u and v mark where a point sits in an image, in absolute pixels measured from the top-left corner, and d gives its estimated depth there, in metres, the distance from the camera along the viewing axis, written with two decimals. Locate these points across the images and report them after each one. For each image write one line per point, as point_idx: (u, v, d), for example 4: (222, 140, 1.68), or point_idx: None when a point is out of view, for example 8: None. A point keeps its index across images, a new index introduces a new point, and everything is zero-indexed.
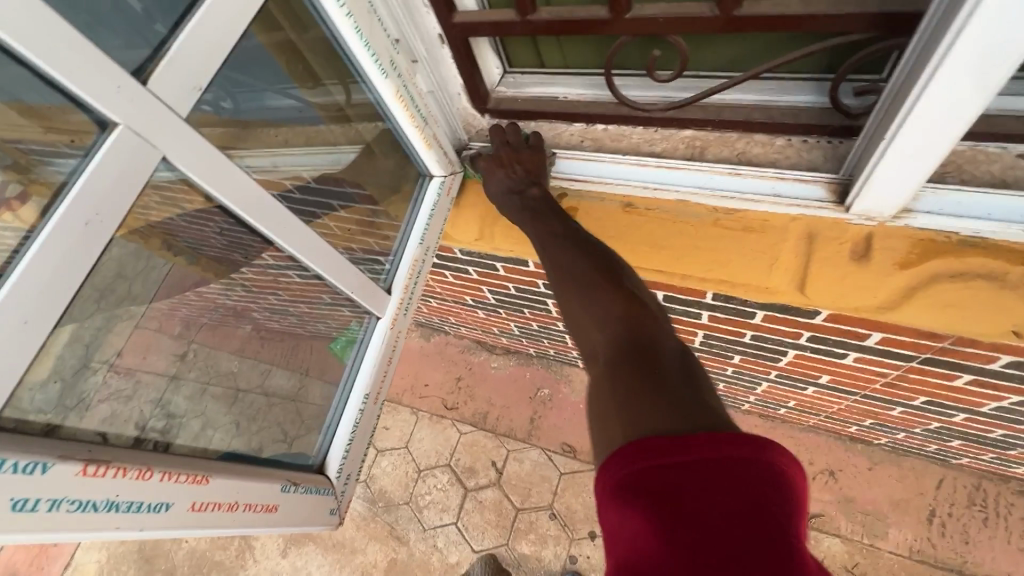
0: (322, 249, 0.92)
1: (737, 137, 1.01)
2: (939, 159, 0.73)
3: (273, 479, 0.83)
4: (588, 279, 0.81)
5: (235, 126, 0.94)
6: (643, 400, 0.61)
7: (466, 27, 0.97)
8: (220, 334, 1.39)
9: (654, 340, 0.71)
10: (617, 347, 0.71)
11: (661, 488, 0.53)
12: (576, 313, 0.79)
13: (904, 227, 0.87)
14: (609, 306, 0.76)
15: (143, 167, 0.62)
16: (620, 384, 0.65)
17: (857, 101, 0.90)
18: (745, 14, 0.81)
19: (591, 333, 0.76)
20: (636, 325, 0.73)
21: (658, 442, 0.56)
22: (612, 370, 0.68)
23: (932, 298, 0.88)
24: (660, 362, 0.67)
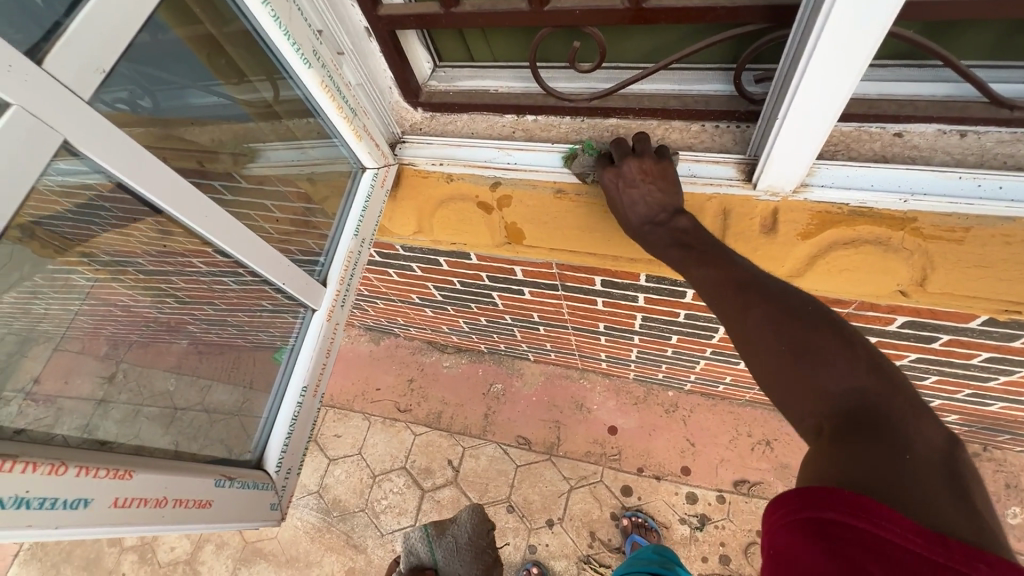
0: (248, 239, 0.90)
1: (657, 124, 1.08)
2: (828, 131, 0.81)
3: (204, 474, 0.80)
4: (810, 337, 0.64)
5: (156, 126, 0.89)
6: (918, 490, 0.50)
7: (392, 19, 0.98)
8: (153, 352, 1.29)
9: (888, 423, 0.56)
10: (840, 424, 0.58)
11: (868, 551, 0.46)
12: (789, 382, 0.63)
13: (803, 201, 0.96)
14: (846, 376, 0.61)
15: (43, 149, 0.58)
16: (844, 459, 0.53)
17: (760, 89, 0.98)
18: (653, 6, 0.87)
19: (802, 402, 0.62)
20: (894, 403, 0.58)
21: (873, 504, 0.48)
22: (837, 446, 0.55)
23: (831, 264, 0.98)
24: (923, 449, 0.54)
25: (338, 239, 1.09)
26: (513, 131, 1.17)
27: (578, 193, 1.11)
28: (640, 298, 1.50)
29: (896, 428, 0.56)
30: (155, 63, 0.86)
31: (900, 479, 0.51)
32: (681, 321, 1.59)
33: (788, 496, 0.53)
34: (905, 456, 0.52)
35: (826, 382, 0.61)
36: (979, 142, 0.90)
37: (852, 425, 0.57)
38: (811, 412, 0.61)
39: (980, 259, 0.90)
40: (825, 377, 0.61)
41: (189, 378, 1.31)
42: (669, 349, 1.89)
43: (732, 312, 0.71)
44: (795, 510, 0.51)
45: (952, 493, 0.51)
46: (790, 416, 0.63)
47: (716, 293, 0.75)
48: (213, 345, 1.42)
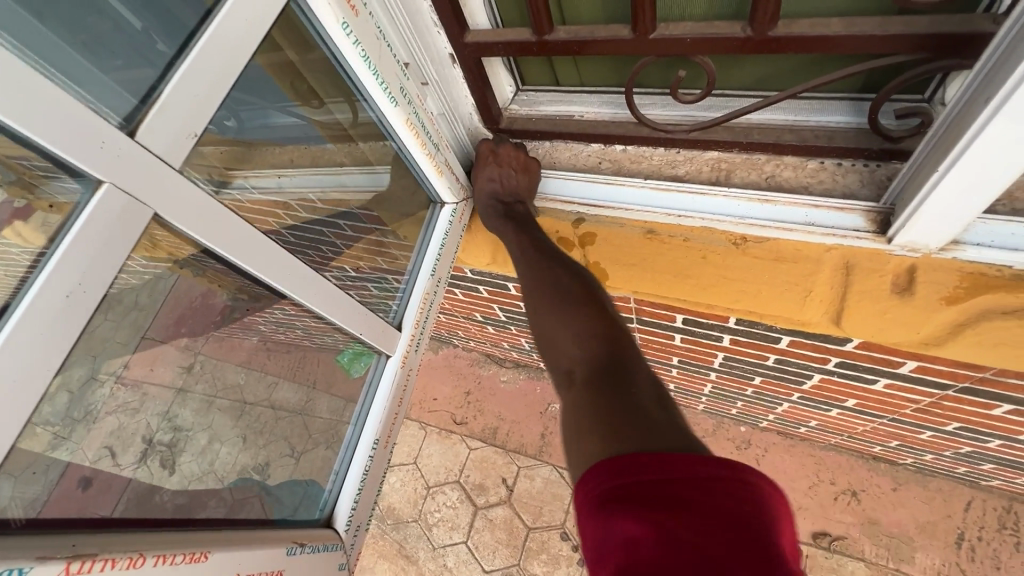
0: (326, 291, 0.87)
1: (765, 160, 0.95)
2: (1001, 187, 0.69)
3: (277, 543, 0.78)
4: (572, 302, 0.81)
5: (239, 146, 0.87)
6: (636, 407, 0.62)
7: (479, 46, 0.92)
8: (228, 345, 1.20)
9: (621, 362, 0.70)
10: (600, 367, 0.70)
11: (641, 503, 0.51)
12: (554, 328, 0.79)
13: (951, 259, 0.82)
14: (582, 339, 0.75)
15: (132, 228, 0.57)
16: (606, 401, 0.64)
17: (899, 124, 0.84)
18: (781, 34, 0.75)
19: (566, 352, 0.75)
20: (631, 362, 0.71)
21: (644, 457, 0.54)
22: (593, 388, 0.67)
23: (982, 336, 0.81)
24: (644, 379, 0.68)
25: (413, 282, 1.07)
26: (599, 162, 1.07)
27: (671, 234, 1.02)
28: (725, 338, 1.37)
29: (629, 369, 0.69)
30: (249, 88, 0.81)
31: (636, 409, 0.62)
32: (769, 364, 1.45)
33: (584, 478, 0.56)
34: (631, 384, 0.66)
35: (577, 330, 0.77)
36: None
37: (596, 368, 0.70)
38: (573, 356, 0.74)
39: None
40: (568, 338, 0.76)
41: (258, 374, 1.26)
42: (750, 389, 1.74)
43: (547, 283, 0.87)
44: (590, 495, 0.54)
45: (661, 416, 0.61)
46: (552, 364, 0.76)
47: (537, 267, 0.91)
48: (282, 343, 1.26)
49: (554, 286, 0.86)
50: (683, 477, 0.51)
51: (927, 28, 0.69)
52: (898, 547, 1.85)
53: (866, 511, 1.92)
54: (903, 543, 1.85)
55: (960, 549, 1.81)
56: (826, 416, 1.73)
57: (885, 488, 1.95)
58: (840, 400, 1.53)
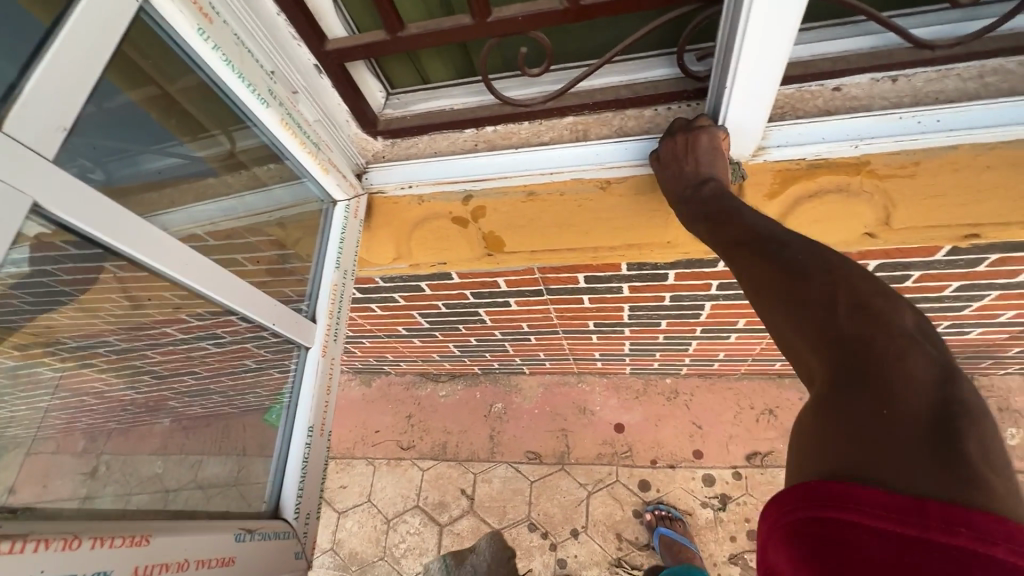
0: (233, 284, 0.90)
1: (612, 115, 1.11)
2: (771, 98, 0.88)
3: (224, 530, 0.78)
4: (784, 288, 0.65)
5: (114, 197, 0.75)
6: (902, 451, 0.47)
7: (340, 52, 1.01)
8: (134, 437, 1.04)
9: (895, 359, 0.53)
10: (833, 387, 0.54)
11: (831, 543, 0.46)
12: (773, 311, 0.65)
13: (763, 162, 1.01)
14: (846, 302, 0.59)
15: (13, 214, 0.55)
16: (851, 432, 0.50)
17: (703, 67, 1.04)
18: (591, 2, 0.90)
19: (801, 353, 0.60)
20: (883, 354, 0.53)
21: (830, 484, 0.49)
22: (840, 397, 0.52)
23: (801, 219, 1.03)
24: (927, 414, 0.48)
25: (321, 277, 1.11)
26: (475, 145, 1.18)
27: (549, 193, 1.15)
28: (624, 287, 1.53)
29: (892, 371, 0.52)
30: (126, 127, 0.81)
31: (877, 441, 0.48)
32: (668, 304, 1.62)
33: (769, 504, 0.54)
34: (900, 402, 0.49)
35: (879, 317, 0.57)
36: (910, 84, 0.97)
37: (836, 381, 0.54)
38: (814, 353, 0.58)
39: (934, 189, 0.96)
40: (816, 319, 0.60)
41: (176, 457, 1.05)
42: (661, 335, 1.91)
43: (742, 267, 0.74)
44: (774, 521, 0.52)
45: (956, 434, 0.47)
46: (794, 369, 0.61)
47: (737, 255, 0.77)
48: (198, 418, 1.16)
49: (762, 270, 0.70)
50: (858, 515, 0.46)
51: None
52: None
53: None
54: None
55: None
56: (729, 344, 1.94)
57: None
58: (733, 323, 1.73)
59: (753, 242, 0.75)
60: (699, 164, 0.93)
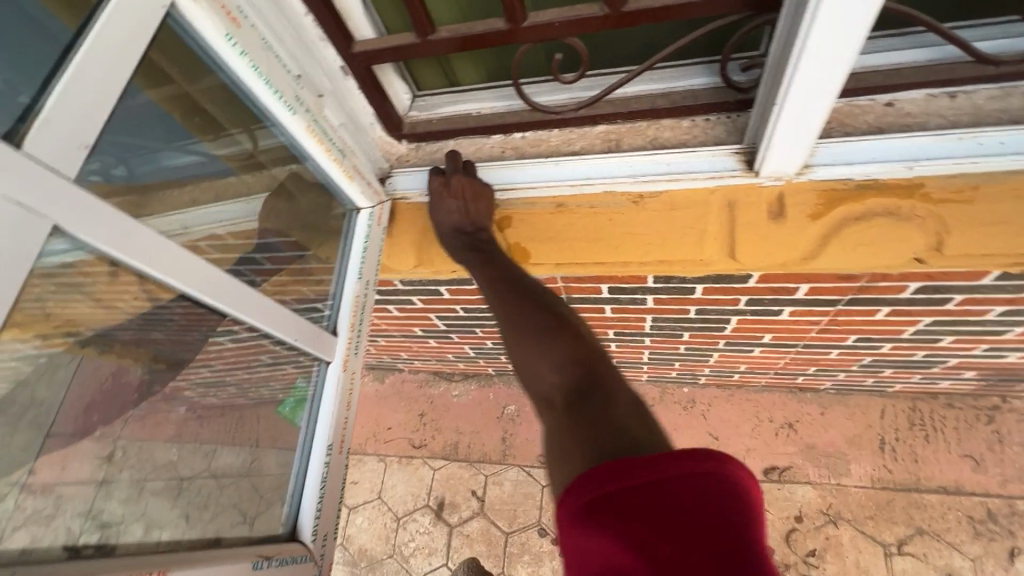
0: (254, 299, 0.87)
1: (647, 125, 1.06)
2: (823, 117, 0.83)
3: (242, 558, 0.76)
4: (531, 332, 0.84)
5: (134, 193, 0.74)
6: (616, 432, 0.64)
7: (368, 55, 0.97)
8: (150, 425, 1.01)
9: (607, 388, 0.74)
10: (575, 395, 0.73)
11: (615, 516, 0.53)
12: (533, 355, 0.81)
13: (807, 181, 0.96)
14: (586, 347, 0.81)
15: (32, 239, 0.52)
16: (587, 417, 0.68)
17: (747, 77, 0.99)
18: (633, 8, 0.85)
19: (547, 378, 0.78)
20: (606, 380, 0.75)
21: (620, 462, 0.56)
22: (574, 413, 0.70)
23: (844, 241, 0.97)
24: (620, 413, 0.68)
25: (342, 288, 1.08)
26: (502, 151, 1.14)
27: (578, 204, 1.10)
28: (648, 299, 1.48)
29: (597, 390, 0.73)
30: (148, 131, 0.79)
31: (599, 431, 0.65)
32: (692, 317, 1.58)
33: (567, 490, 0.57)
34: (607, 406, 0.69)
35: (593, 354, 0.80)
36: (970, 101, 0.91)
37: (576, 392, 0.73)
38: (552, 382, 0.77)
39: (994, 216, 0.90)
40: (552, 360, 0.80)
41: (191, 446, 1.06)
42: (682, 346, 1.86)
43: (525, 316, 0.87)
44: (569, 509, 0.56)
45: (642, 427, 0.66)
46: (537, 391, 0.79)
47: (502, 294, 0.93)
48: (214, 407, 1.14)
49: (523, 321, 0.86)
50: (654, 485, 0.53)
51: None
52: (835, 464, 2.05)
53: (804, 439, 2.11)
54: (838, 458, 2.05)
55: (884, 452, 2.03)
56: (752, 357, 1.89)
57: (815, 414, 2.15)
58: (758, 337, 1.68)
59: (530, 293, 0.92)
60: (465, 211, 1.08)
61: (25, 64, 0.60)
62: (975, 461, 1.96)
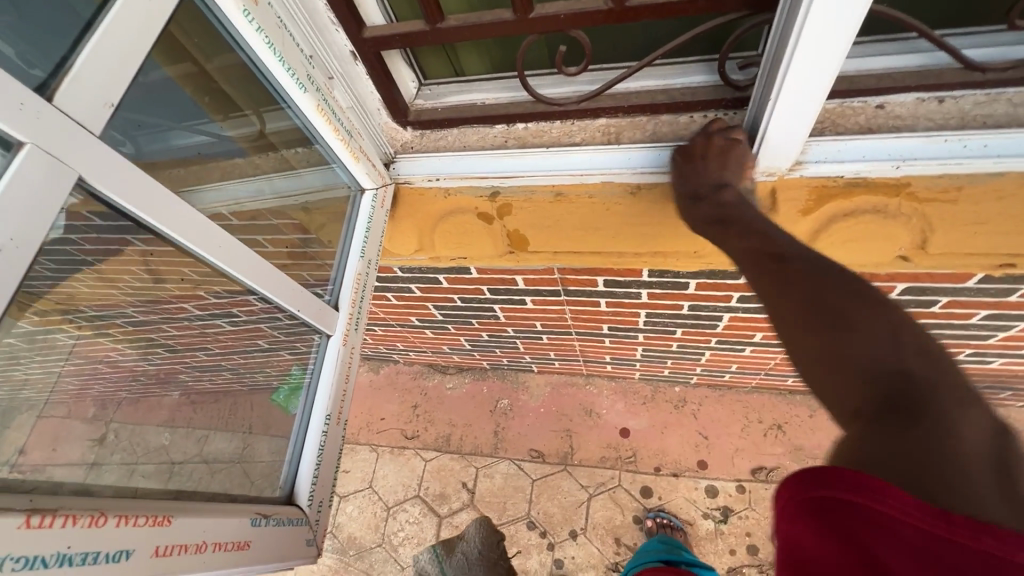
0: (260, 268, 0.89)
1: (646, 120, 1.09)
2: (816, 112, 0.86)
3: (241, 513, 0.79)
4: (835, 308, 0.62)
5: (143, 172, 0.74)
6: (938, 465, 0.46)
7: (378, 40, 1.00)
8: (143, 407, 1.07)
9: (938, 400, 0.51)
10: (877, 411, 0.52)
11: (845, 530, 0.45)
12: (809, 348, 0.60)
13: (800, 177, 0.99)
14: (920, 354, 0.55)
15: (59, 187, 0.55)
16: (898, 447, 0.48)
17: (744, 76, 1.02)
18: (636, 3, 0.88)
19: (850, 386, 0.55)
20: (938, 392, 0.52)
21: (871, 479, 0.45)
22: (879, 428, 0.50)
23: (834, 237, 1.02)
24: (970, 444, 0.47)
25: (344, 266, 1.10)
26: (505, 141, 1.17)
27: (577, 194, 1.13)
28: (643, 294, 1.51)
29: (938, 408, 0.50)
30: (162, 101, 0.82)
31: (931, 456, 0.46)
32: (685, 313, 1.61)
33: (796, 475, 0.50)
34: (937, 426, 0.48)
35: (860, 355, 0.57)
36: (957, 106, 0.94)
37: (893, 407, 0.51)
38: (848, 394, 0.55)
39: (976, 216, 0.94)
40: (870, 353, 0.56)
41: (184, 430, 1.06)
42: (675, 343, 1.89)
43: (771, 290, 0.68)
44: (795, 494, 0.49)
45: (994, 471, 0.45)
46: (822, 400, 0.58)
47: (761, 268, 0.72)
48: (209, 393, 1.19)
49: (801, 296, 0.65)
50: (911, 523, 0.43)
51: None
52: None
53: None
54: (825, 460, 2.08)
55: None
56: (743, 357, 1.92)
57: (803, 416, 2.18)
58: (749, 336, 1.71)
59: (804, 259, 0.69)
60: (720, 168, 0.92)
61: (57, 30, 0.63)
62: None
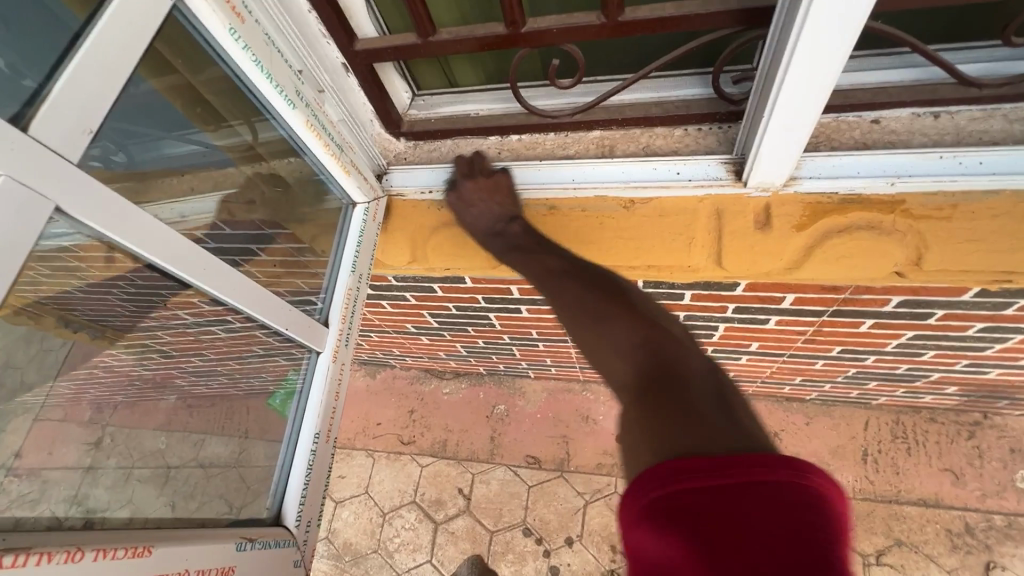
0: (247, 288, 0.89)
1: (641, 133, 1.08)
2: (809, 131, 0.86)
3: (226, 538, 0.78)
4: (601, 304, 0.83)
5: (133, 180, 0.76)
6: (719, 436, 0.60)
7: (369, 53, 0.99)
8: (141, 411, 1.10)
9: (679, 365, 0.72)
10: (657, 386, 0.69)
11: (681, 515, 0.53)
12: (599, 344, 0.79)
13: (794, 193, 0.98)
14: (664, 331, 0.79)
15: (34, 219, 0.54)
16: (675, 417, 0.63)
17: (738, 89, 1.01)
18: (629, 18, 0.87)
19: (620, 365, 0.75)
20: (686, 363, 0.72)
21: (685, 462, 0.56)
22: (657, 407, 0.66)
23: (827, 253, 1.00)
24: (702, 401, 0.66)
25: (335, 281, 1.10)
26: (499, 152, 1.16)
27: (570, 207, 1.12)
28: (638, 304, 1.50)
29: (686, 377, 0.70)
30: (148, 117, 0.81)
31: (706, 426, 0.61)
32: (681, 322, 1.60)
33: (634, 486, 0.59)
34: (698, 400, 0.65)
35: (633, 343, 0.77)
36: (952, 122, 0.94)
37: (656, 379, 0.70)
38: (624, 374, 0.74)
39: (970, 233, 0.93)
40: (643, 341, 0.77)
41: (180, 434, 1.10)
42: None
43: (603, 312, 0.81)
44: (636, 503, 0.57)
45: (723, 417, 0.64)
46: (606, 379, 0.77)
47: (570, 306, 0.85)
48: (206, 398, 1.19)
49: (581, 300, 0.85)
50: (724, 489, 0.53)
51: (738, 4, 0.85)
52: None
53: (788, 447, 2.14)
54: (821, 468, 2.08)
55: (867, 463, 2.06)
56: (739, 365, 1.91)
57: (800, 424, 2.18)
58: (745, 346, 1.71)
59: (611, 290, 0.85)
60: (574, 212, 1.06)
61: (36, 52, 0.62)
62: (955, 476, 1.98)
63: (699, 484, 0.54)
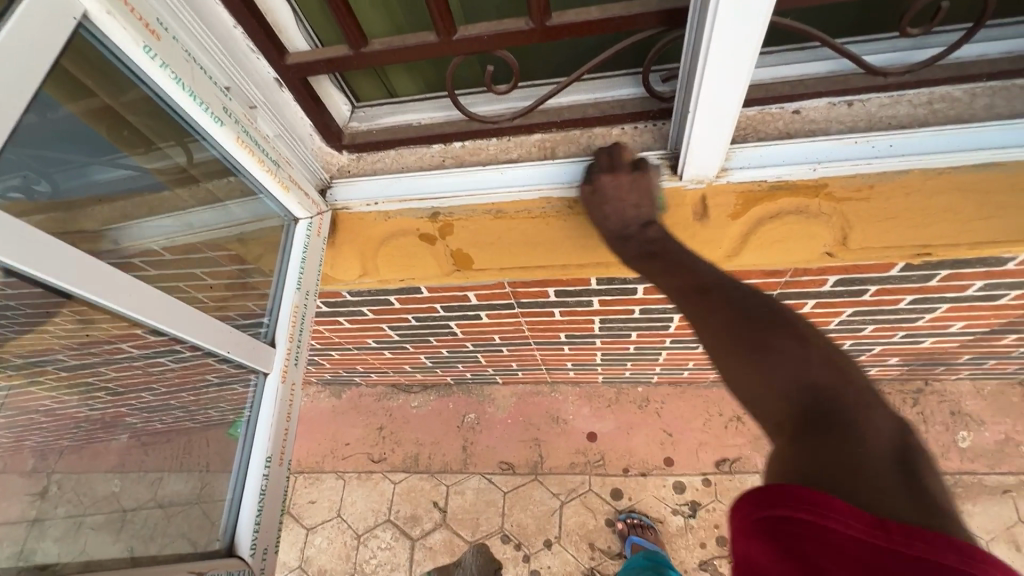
0: (183, 311, 0.86)
1: (580, 133, 1.11)
2: (733, 121, 0.90)
3: None
4: (762, 325, 0.69)
5: (60, 210, 0.75)
6: (875, 498, 0.54)
7: (301, 66, 0.98)
8: (89, 455, 1.04)
9: (852, 412, 0.61)
10: (806, 427, 0.61)
11: (808, 546, 0.54)
12: (737, 372, 0.67)
13: (726, 183, 1.03)
14: (813, 359, 0.66)
15: None
16: (830, 459, 0.57)
17: (668, 87, 1.05)
18: (556, 22, 0.90)
19: (771, 406, 0.65)
20: (853, 403, 0.62)
21: (837, 503, 0.54)
22: (802, 448, 0.59)
23: (762, 239, 1.06)
24: (879, 472, 0.56)
25: (280, 299, 1.07)
26: (443, 160, 1.16)
27: (516, 210, 1.14)
28: (594, 301, 1.53)
29: (849, 429, 0.59)
30: (65, 144, 0.77)
31: (855, 487, 0.55)
32: (637, 316, 1.64)
33: (751, 493, 0.60)
34: (861, 454, 0.57)
35: (775, 378, 0.65)
36: (864, 109, 1.00)
37: (810, 428, 0.60)
38: (778, 411, 0.64)
39: (888, 212, 1.00)
40: (783, 372, 0.65)
41: (135, 476, 1.04)
42: (631, 346, 1.92)
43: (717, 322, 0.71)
44: (755, 511, 0.58)
45: (901, 488, 0.56)
46: (757, 416, 0.66)
47: (686, 300, 0.76)
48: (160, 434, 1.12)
49: (724, 316, 0.71)
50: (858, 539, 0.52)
51: (658, 5, 0.88)
52: None
53: None
54: None
55: None
56: (697, 353, 1.97)
57: None
58: None
59: (722, 289, 0.74)
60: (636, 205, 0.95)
61: None
62: None
63: (837, 527, 0.53)
